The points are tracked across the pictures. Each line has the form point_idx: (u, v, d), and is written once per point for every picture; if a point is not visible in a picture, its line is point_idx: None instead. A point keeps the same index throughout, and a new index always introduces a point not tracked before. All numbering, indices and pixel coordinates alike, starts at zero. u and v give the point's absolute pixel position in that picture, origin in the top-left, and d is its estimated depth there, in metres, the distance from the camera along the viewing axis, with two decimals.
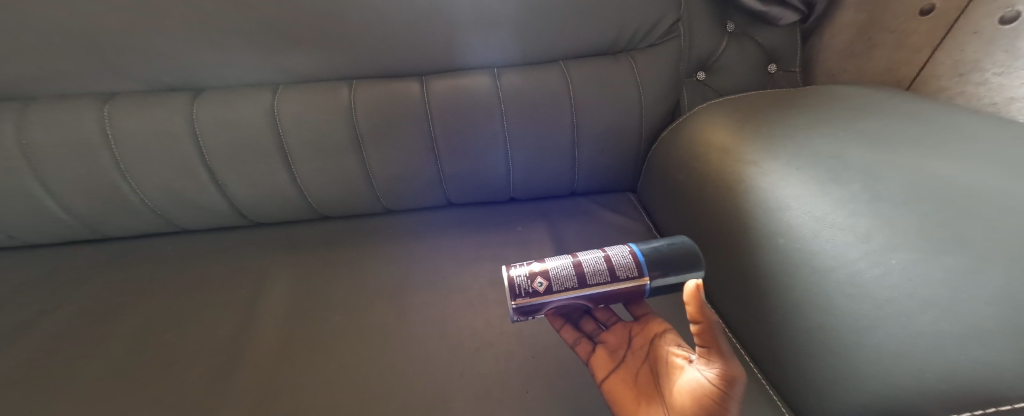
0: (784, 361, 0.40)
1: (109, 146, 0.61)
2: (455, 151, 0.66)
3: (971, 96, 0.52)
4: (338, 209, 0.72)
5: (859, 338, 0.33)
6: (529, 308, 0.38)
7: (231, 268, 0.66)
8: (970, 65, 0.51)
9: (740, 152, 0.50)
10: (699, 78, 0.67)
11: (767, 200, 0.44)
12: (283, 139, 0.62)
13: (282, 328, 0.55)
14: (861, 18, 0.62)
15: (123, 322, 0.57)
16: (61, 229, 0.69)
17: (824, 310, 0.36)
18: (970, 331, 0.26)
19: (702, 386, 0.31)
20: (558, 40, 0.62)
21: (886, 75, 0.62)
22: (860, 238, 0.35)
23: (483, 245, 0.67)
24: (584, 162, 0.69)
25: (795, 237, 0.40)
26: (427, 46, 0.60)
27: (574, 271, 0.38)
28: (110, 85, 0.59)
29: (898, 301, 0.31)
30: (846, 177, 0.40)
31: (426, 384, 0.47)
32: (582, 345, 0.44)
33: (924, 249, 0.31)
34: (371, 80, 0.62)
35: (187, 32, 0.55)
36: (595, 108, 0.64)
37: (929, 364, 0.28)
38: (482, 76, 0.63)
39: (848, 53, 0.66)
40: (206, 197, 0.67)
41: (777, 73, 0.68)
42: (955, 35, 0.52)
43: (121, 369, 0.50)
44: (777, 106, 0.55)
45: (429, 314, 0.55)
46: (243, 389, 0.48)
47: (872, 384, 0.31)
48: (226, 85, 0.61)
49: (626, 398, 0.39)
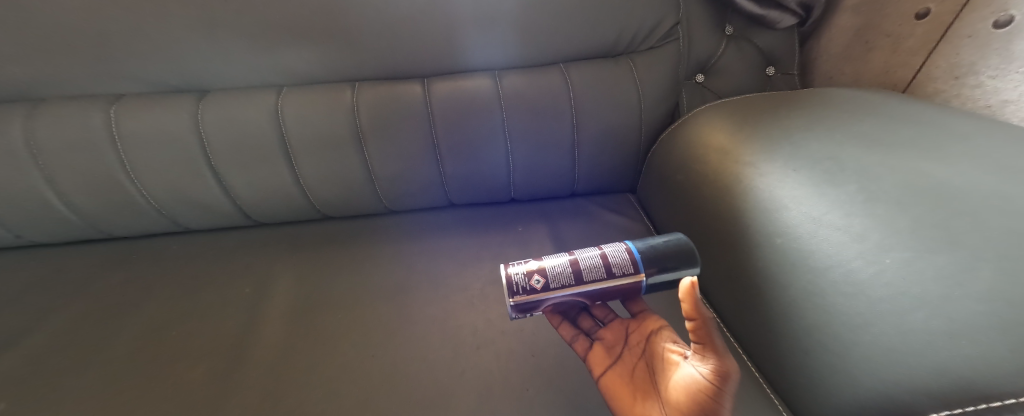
0: (781, 359, 0.41)
1: (116, 146, 0.62)
2: (457, 152, 0.66)
3: (966, 99, 0.53)
4: (341, 209, 0.73)
5: (853, 336, 0.33)
6: (527, 305, 0.39)
7: (234, 266, 0.67)
8: (965, 68, 0.52)
9: (738, 153, 0.51)
10: (698, 80, 0.67)
11: (765, 201, 0.45)
12: (287, 141, 0.63)
13: (285, 326, 0.56)
14: (858, 22, 0.63)
15: (127, 320, 0.58)
16: (67, 228, 0.70)
17: (820, 309, 0.36)
18: (962, 328, 0.27)
19: (697, 382, 0.31)
20: (559, 42, 0.63)
21: (883, 77, 0.62)
22: (855, 237, 0.36)
23: (483, 245, 0.68)
24: (583, 163, 0.70)
25: (792, 237, 0.40)
26: (430, 48, 0.61)
27: (571, 268, 0.39)
28: (116, 86, 0.60)
29: (891, 299, 0.31)
30: (841, 178, 0.41)
31: (428, 382, 0.47)
32: (580, 342, 0.44)
33: (918, 248, 0.32)
34: (374, 82, 0.63)
35: (194, 34, 0.56)
36: (595, 110, 0.65)
37: (922, 361, 0.28)
38: (483, 78, 0.64)
39: (845, 56, 0.66)
40: (210, 197, 0.68)
41: (776, 75, 0.68)
42: (950, 38, 0.53)
43: (125, 366, 0.51)
44: (774, 108, 0.56)
45: (430, 313, 0.56)
46: (246, 386, 0.48)
47: (866, 381, 0.31)
48: (231, 87, 0.62)
49: (623, 394, 0.40)
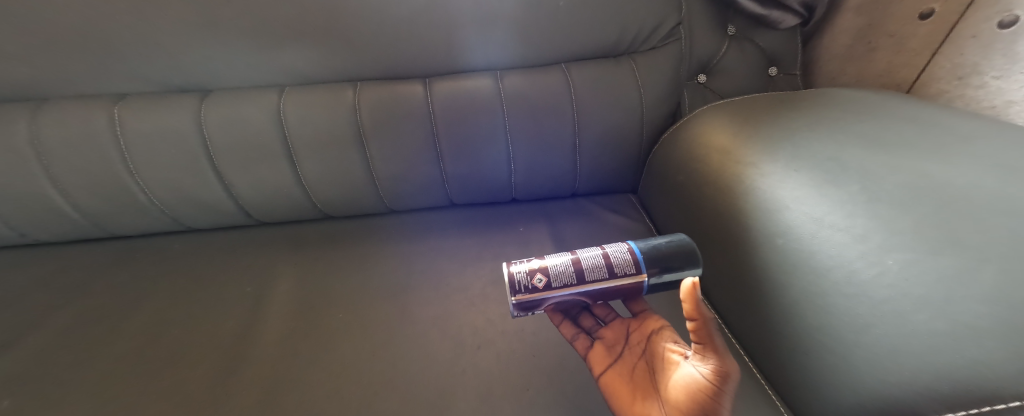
0: (782, 360, 0.40)
1: (119, 146, 0.62)
2: (458, 152, 0.66)
3: (970, 100, 0.52)
4: (342, 209, 0.73)
5: (855, 337, 0.33)
6: (529, 304, 0.38)
7: (236, 266, 0.67)
8: (968, 69, 0.52)
9: (739, 153, 0.51)
10: (700, 81, 0.67)
11: (766, 201, 0.44)
12: (289, 141, 0.63)
13: (286, 325, 0.56)
14: (860, 22, 0.63)
15: (130, 319, 0.58)
16: (71, 227, 0.70)
17: (821, 310, 0.36)
18: (965, 330, 0.27)
19: (697, 382, 0.31)
20: (561, 42, 0.63)
21: (886, 78, 0.62)
22: (857, 238, 0.35)
23: (484, 245, 0.68)
24: (584, 164, 0.70)
25: (793, 237, 0.40)
26: (430, 48, 0.61)
27: (573, 268, 0.39)
28: (119, 85, 0.60)
29: (893, 300, 0.31)
30: (843, 179, 0.40)
31: (428, 381, 0.47)
32: (580, 340, 0.44)
33: (921, 249, 0.32)
34: (376, 82, 0.63)
35: (198, 34, 0.56)
36: (596, 110, 0.65)
37: (925, 363, 0.28)
38: (484, 78, 0.64)
39: (847, 56, 0.66)
40: (213, 197, 0.68)
41: (778, 75, 0.68)
42: (953, 39, 0.52)
43: (128, 363, 0.51)
44: (776, 108, 0.55)
45: (431, 313, 0.56)
46: (247, 384, 0.48)
47: (869, 383, 0.31)
48: (234, 87, 0.62)
49: (623, 393, 0.39)
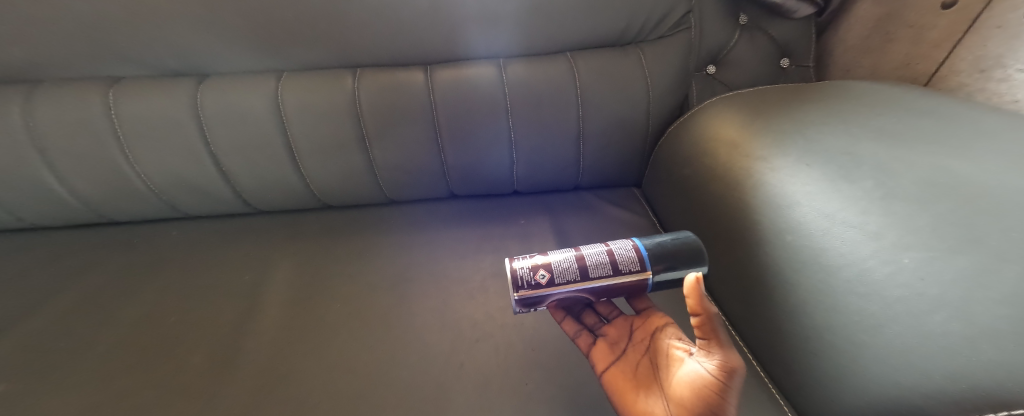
0: (788, 360, 0.40)
1: (115, 131, 0.61)
2: (458, 142, 0.65)
3: (991, 94, 0.50)
4: (341, 199, 0.72)
5: (865, 337, 0.32)
6: (532, 300, 0.38)
7: (234, 254, 0.66)
8: (991, 61, 0.50)
9: (749, 147, 0.49)
10: (709, 72, 0.65)
11: (776, 196, 0.43)
12: (288, 131, 0.63)
13: (284, 316, 0.55)
14: (879, 12, 0.61)
15: (124, 309, 0.57)
16: (68, 212, 0.69)
17: (830, 309, 0.35)
18: (983, 331, 0.26)
19: (702, 379, 0.30)
20: (568, 29, 0.61)
21: (904, 70, 0.60)
22: (871, 236, 0.34)
23: (484, 237, 0.67)
24: (587, 157, 0.69)
25: (804, 234, 0.39)
26: (431, 36, 0.59)
27: (576, 264, 0.38)
28: (114, 69, 0.59)
29: (907, 300, 0.30)
30: (857, 174, 0.39)
31: (425, 375, 0.47)
32: (583, 338, 0.43)
33: (939, 248, 0.30)
34: (375, 69, 0.62)
35: (192, 19, 0.55)
36: (601, 100, 0.63)
37: (936, 366, 0.27)
38: (486, 67, 0.62)
39: (863, 48, 0.64)
40: (212, 185, 0.68)
41: (790, 68, 0.66)
42: (977, 29, 0.50)
43: (121, 353, 0.51)
44: (788, 100, 0.53)
45: (429, 305, 0.55)
46: (242, 374, 0.48)
47: (879, 385, 0.30)
48: (231, 73, 0.61)
49: (626, 390, 0.39)
